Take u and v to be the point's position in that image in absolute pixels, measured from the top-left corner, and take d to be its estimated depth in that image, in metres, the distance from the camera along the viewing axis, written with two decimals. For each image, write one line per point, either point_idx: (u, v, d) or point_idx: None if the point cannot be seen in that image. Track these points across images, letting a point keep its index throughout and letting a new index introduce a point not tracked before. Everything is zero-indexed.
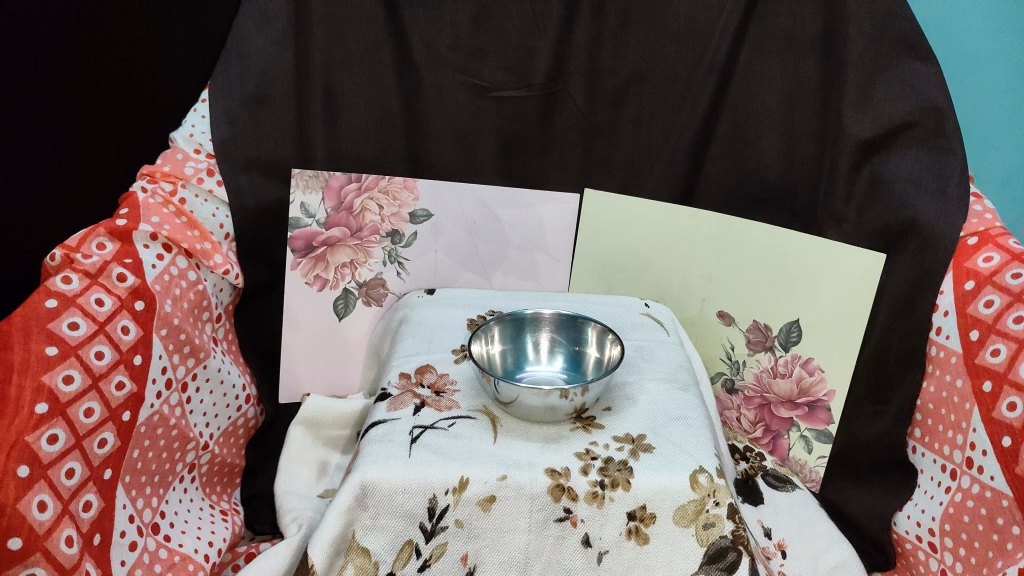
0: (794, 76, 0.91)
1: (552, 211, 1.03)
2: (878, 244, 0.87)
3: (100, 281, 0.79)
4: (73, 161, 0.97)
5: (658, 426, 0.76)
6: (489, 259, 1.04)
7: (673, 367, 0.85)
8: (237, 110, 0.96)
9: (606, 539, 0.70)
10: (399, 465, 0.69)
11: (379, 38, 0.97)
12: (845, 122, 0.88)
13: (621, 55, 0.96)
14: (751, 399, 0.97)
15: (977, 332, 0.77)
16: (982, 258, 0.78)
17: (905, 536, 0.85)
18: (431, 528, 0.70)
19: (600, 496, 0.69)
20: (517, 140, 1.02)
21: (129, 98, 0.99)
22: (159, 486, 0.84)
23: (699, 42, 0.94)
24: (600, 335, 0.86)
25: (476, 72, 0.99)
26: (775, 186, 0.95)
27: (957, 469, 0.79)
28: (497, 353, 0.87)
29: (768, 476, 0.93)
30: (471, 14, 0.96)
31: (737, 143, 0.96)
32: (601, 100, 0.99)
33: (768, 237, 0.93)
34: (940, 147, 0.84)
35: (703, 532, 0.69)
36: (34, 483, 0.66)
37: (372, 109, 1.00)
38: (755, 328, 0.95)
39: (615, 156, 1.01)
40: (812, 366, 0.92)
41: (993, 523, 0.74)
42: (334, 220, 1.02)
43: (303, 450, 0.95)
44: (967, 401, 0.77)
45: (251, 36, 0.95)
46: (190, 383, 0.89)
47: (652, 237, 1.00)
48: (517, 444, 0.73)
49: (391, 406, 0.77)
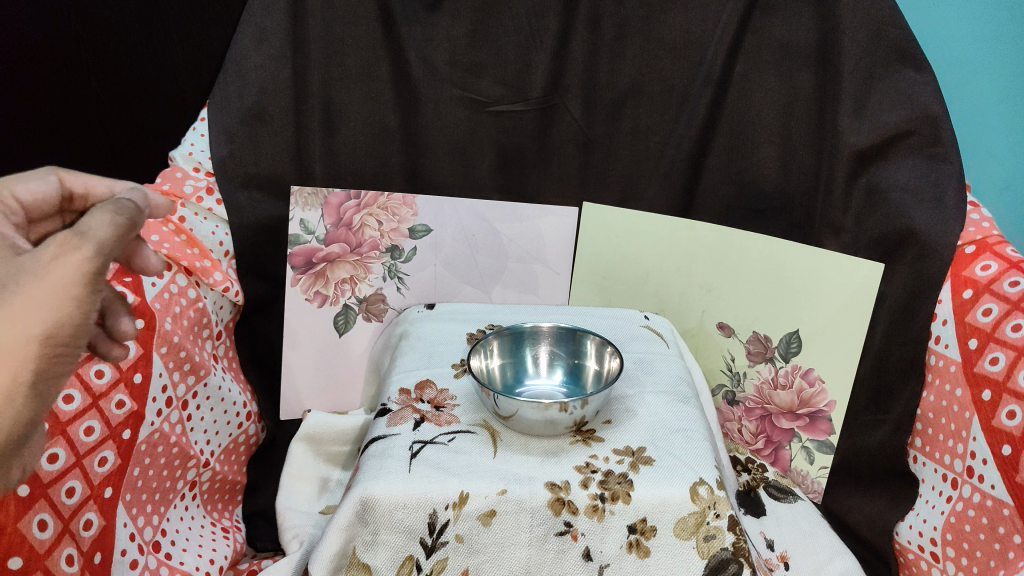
0: (790, 87, 0.92)
1: (552, 225, 1.04)
2: (877, 253, 0.87)
3: None
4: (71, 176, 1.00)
5: (659, 438, 0.76)
6: (489, 271, 1.05)
7: (673, 379, 0.85)
8: (236, 126, 0.97)
9: (607, 552, 0.69)
10: (398, 480, 0.70)
11: (376, 55, 0.97)
12: (841, 132, 0.88)
13: (618, 68, 0.97)
14: (752, 410, 0.97)
15: (976, 340, 0.77)
16: (979, 267, 0.79)
17: (907, 546, 0.85)
18: (430, 543, 0.69)
19: (601, 509, 0.69)
20: (515, 153, 1.02)
21: (129, 116, 0.99)
22: (160, 504, 0.84)
23: (694, 54, 0.94)
24: (599, 347, 0.86)
25: (473, 87, 0.99)
26: (773, 197, 0.95)
27: (958, 478, 0.79)
28: (497, 367, 0.87)
29: (770, 488, 0.93)
30: (467, 29, 0.96)
31: (734, 154, 0.96)
32: (598, 114, 0.99)
33: (766, 248, 0.93)
34: (938, 155, 0.84)
35: (704, 545, 0.69)
36: (35, 502, 0.66)
37: (371, 125, 1.00)
38: (755, 339, 0.95)
39: (612, 169, 1.02)
40: (812, 376, 0.92)
41: (995, 532, 0.74)
42: (333, 236, 1.02)
43: (303, 466, 0.95)
44: (967, 410, 0.77)
45: (250, 53, 0.95)
46: (190, 401, 0.89)
47: (651, 250, 1.01)
48: (518, 458, 0.73)
49: (391, 421, 0.77)
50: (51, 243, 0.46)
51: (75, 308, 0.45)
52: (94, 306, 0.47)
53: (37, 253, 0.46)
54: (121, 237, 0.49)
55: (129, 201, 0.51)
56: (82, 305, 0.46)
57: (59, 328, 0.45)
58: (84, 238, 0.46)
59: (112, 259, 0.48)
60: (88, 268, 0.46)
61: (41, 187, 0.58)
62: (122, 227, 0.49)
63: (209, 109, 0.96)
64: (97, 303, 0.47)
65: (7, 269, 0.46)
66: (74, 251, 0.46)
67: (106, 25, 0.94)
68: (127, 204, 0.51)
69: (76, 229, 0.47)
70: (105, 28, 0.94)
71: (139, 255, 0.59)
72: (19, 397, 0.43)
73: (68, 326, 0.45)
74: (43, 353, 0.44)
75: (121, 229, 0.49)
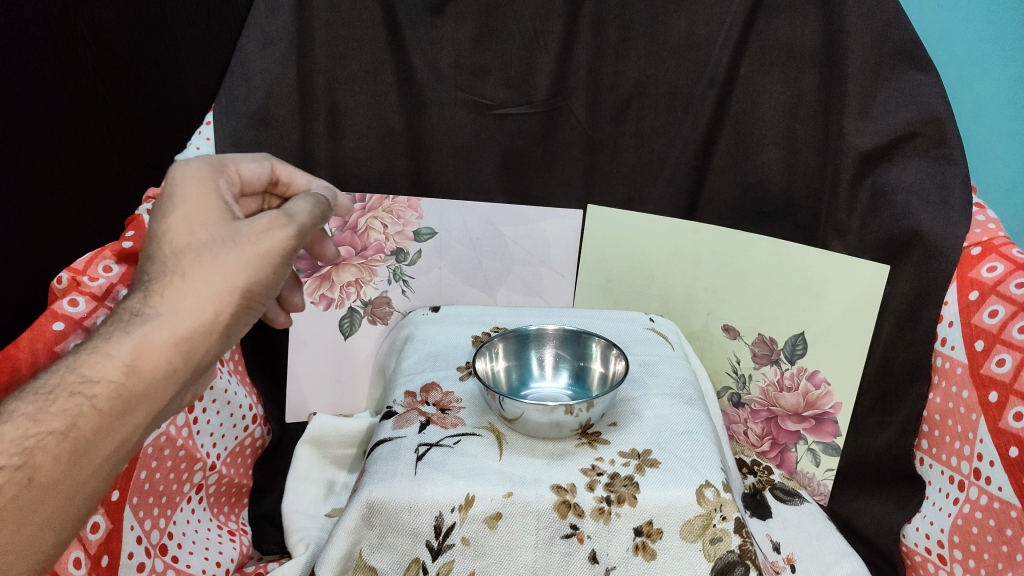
0: (795, 89, 0.92)
1: (557, 228, 1.04)
2: (882, 256, 0.87)
3: (106, 304, 0.80)
4: (110, 198, 0.98)
5: (666, 441, 0.75)
6: (493, 274, 1.05)
7: (678, 381, 0.85)
8: (242, 130, 0.97)
9: (613, 555, 0.69)
10: (405, 483, 0.70)
11: (381, 59, 0.98)
12: (846, 134, 0.88)
13: (622, 71, 0.97)
14: (758, 412, 0.97)
15: (982, 341, 0.77)
16: (985, 268, 0.78)
17: (914, 548, 0.85)
18: (436, 546, 0.69)
19: (606, 513, 0.69)
20: (519, 156, 1.02)
21: (146, 127, 0.99)
22: (166, 507, 0.84)
23: (699, 57, 0.94)
24: (604, 350, 0.86)
25: (478, 90, 0.99)
26: (778, 198, 0.95)
27: (965, 480, 0.78)
28: (502, 369, 0.87)
29: (776, 490, 0.92)
30: (472, 33, 0.96)
31: (739, 157, 0.96)
32: (602, 117, 1.00)
33: (772, 250, 0.93)
34: (942, 157, 0.84)
35: (711, 547, 0.69)
36: None
37: (375, 129, 1.00)
38: (761, 341, 0.96)
39: (617, 172, 1.02)
40: (818, 379, 0.92)
41: (1003, 534, 0.73)
42: (339, 239, 1.03)
43: (309, 469, 0.95)
44: (973, 412, 0.77)
45: (254, 58, 0.95)
46: (197, 404, 0.89)
47: (656, 252, 1.01)
48: (524, 461, 0.73)
49: (397, 424, 0.78)
50: (264, 218, 0.58)
51: (270, 275, 0.58)
52: (283, 272, 0.59)
53: (252, 223, 0.58)
54: (312, 224, 0.62)
55: (321, 197, 0.65)
56: (276, 272, 0.58)
57: (257, 286, 0.57)
58: (288, 221, 0.59)
59: (304, 240, 0.61)
60: (288, 244, 0.58)
61: (257, 170, 0.68)
62: (314, 217, 0.62)
63: (215, 112, 0.96)
64: (286, 271, 0.59)
65: (225, 228, 0.58)
66: (281, 228, 0.58)
67: (131, 37, 0.94)
68: (320, 197, 0.64)
69: (284, 211, 0.60)
70: (130, 40, 0.94)
71: (320, 245, 0.76)
72: (213, 333, 0.56)
73: (263, 285, 0.58)
74: (242, 303, 0.57)
75: (313, 217, 0.62)
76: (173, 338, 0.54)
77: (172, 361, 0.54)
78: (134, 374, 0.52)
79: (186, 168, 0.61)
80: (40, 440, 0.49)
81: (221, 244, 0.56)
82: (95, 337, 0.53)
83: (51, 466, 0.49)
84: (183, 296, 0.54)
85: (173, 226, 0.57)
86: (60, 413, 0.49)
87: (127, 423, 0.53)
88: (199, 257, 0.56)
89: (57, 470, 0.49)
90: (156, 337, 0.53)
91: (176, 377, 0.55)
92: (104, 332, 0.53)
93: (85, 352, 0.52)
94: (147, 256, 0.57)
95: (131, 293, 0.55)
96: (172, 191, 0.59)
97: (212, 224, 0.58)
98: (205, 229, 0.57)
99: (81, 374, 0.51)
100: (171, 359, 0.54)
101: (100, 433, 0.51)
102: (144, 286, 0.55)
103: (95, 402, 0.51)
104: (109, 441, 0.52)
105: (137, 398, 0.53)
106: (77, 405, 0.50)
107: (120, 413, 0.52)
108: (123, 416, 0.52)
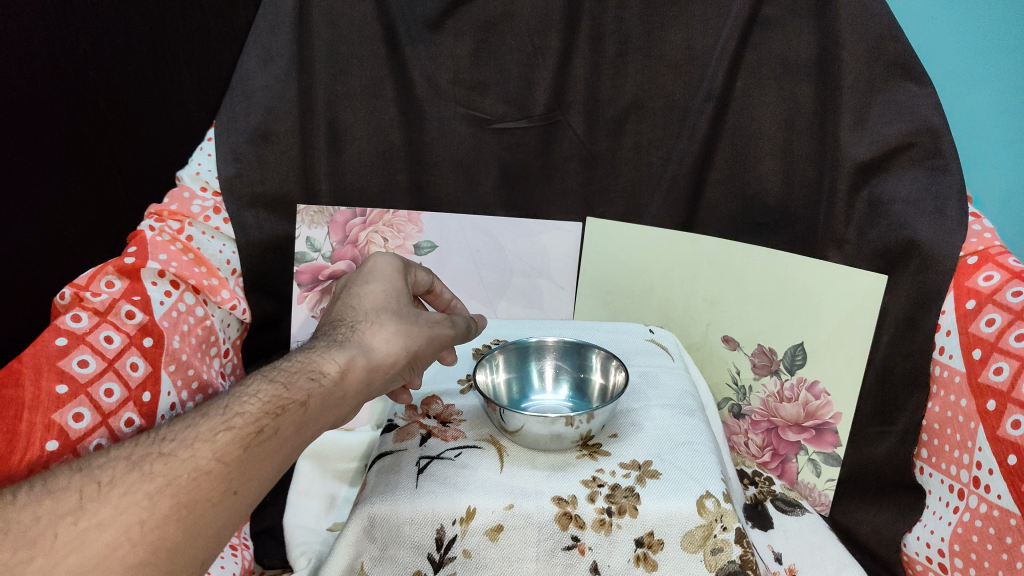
0: (790, 101, 0.92)
1: (556, 241, 1.05)
2: (879, 266, 0.87)
3: (109, 319, 0.80)
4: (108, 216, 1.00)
5: (665, 452, 0.76)
6: (494, 287, 1.05)
7: (678, 393, 0.85)
8: (243, 147, 0.97)
9: (615, 566, 0.69)
10: (407, 497, 0.70)
11: (380, 74, 0.99)
12: (842, 146, 0.88)
13: (619, 85, 0.98)
14: (759, 423, 0.98)
15: (980, 351, 0.76)
16: (982, 277, 0.78)
17: (916, 557, 0.85)
18: (438, 559, 0.69)
19: (608, 523, 0.69)
20: (518, 169, 1.04)
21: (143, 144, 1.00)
22: None
23: (695, 70, 0.95)
24: (604, 361, 0.87)
25: (478, 104, 1.01)
26: (776, 210, 0.96)
27: (965, 488, 0.79)
28: (503, 382, 0.87)
29: (778, 500, 0.93)
30: (471, 48, 0.98)
31: (737, 168, 0.97)
32: (600, 130, 1.01)
33: (767, 262, 0.94)
34: (937, 168, 0.83)
35: (712, 558, 0.69)
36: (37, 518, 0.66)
37: (375, 144, 1.02)
38: (761, 352, 0.96)
39: (615, 184, 1.03)
40: (818, 389, 0.93)
41: (1002, 542, 0.73)
42: (339, 253, 1.03)
43: (312, 483, 0.96)
44: (972, 421, 0.77)
45: (256, 75, 0.96)
46: None
47: (654, 265, 1.02)
48: (524, 473, 0.73)
49: (398, 437, 0.78)
50: (435, 314, 0.71)
51: (428, 354, 0.69)
52: (432, 359, 0.71)
53: (429, 313, 0.70)
54: (459, 334, 0.75)
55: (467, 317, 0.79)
56: (431, 355, 0.70)
57: (420, 357, 0.68)
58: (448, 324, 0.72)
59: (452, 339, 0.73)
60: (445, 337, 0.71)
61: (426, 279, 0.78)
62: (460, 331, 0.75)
63: (216, 130, 0.97)
64: (432, 360, 0.72)
65: (411, 309, 0.69)
66: (445, 326, 0.71)
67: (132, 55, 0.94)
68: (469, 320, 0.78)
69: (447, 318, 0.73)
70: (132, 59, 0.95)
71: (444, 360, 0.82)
72: (381, 382, 0.65)
73: (426, 356, 0.69)
74: (410, 364, 0.68)
75: (463, 331, 0.76)
76: (370, 364, 0.63)
77: (364, 385, 0.62)
78: (345, 381, 0.60)
79: (386, 259, 0.73)
80: (286, 403, 0.56)
81: (409, 317, 0.68)
82: (313, 347, 0.62)
83: (291, 427, 0.56)
84: (379, 337, 0.65)
85: (372, 290, 0.68)
86: (301, 387, 0.57)
87: (331, 417, 0.60)
88: (392, 315, 0.67)
89: (292, 432, 0.56)
90: (360, 359, 0.62)
91: (359, 398, 0.63)
92: (319, 345, 0.62)
93: (316, 352, 0.61)
94: (347, 307, 0.67)
95: (333, 329, 0.65)
96: (372, 273, 0.71)
97: (401, 298, 0.69)
98: (397, 302, 0.68)
99: (314, 364, 0.59)
100: (363, 380, 0.62)
101: (321, 416, 0.58)
102: (349, 325, 0.65)
103: (323, 387, 0.58)
104: (318, 428, 0.58)
105: (340, 401, 0.60)
106: (313, 385, 0.58)
107: (331, 408, 0.59)
108: (329, 411, 0.59)
